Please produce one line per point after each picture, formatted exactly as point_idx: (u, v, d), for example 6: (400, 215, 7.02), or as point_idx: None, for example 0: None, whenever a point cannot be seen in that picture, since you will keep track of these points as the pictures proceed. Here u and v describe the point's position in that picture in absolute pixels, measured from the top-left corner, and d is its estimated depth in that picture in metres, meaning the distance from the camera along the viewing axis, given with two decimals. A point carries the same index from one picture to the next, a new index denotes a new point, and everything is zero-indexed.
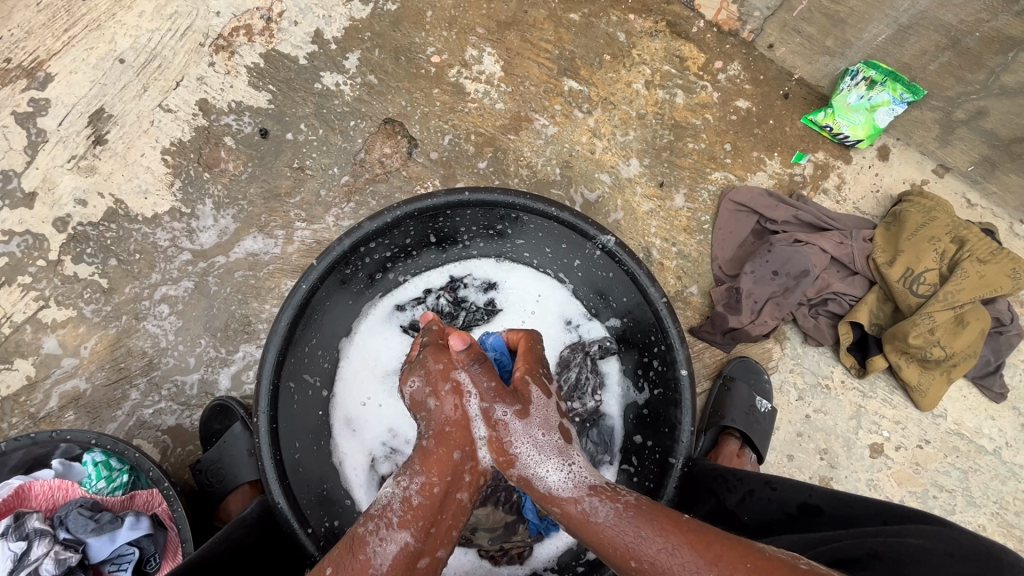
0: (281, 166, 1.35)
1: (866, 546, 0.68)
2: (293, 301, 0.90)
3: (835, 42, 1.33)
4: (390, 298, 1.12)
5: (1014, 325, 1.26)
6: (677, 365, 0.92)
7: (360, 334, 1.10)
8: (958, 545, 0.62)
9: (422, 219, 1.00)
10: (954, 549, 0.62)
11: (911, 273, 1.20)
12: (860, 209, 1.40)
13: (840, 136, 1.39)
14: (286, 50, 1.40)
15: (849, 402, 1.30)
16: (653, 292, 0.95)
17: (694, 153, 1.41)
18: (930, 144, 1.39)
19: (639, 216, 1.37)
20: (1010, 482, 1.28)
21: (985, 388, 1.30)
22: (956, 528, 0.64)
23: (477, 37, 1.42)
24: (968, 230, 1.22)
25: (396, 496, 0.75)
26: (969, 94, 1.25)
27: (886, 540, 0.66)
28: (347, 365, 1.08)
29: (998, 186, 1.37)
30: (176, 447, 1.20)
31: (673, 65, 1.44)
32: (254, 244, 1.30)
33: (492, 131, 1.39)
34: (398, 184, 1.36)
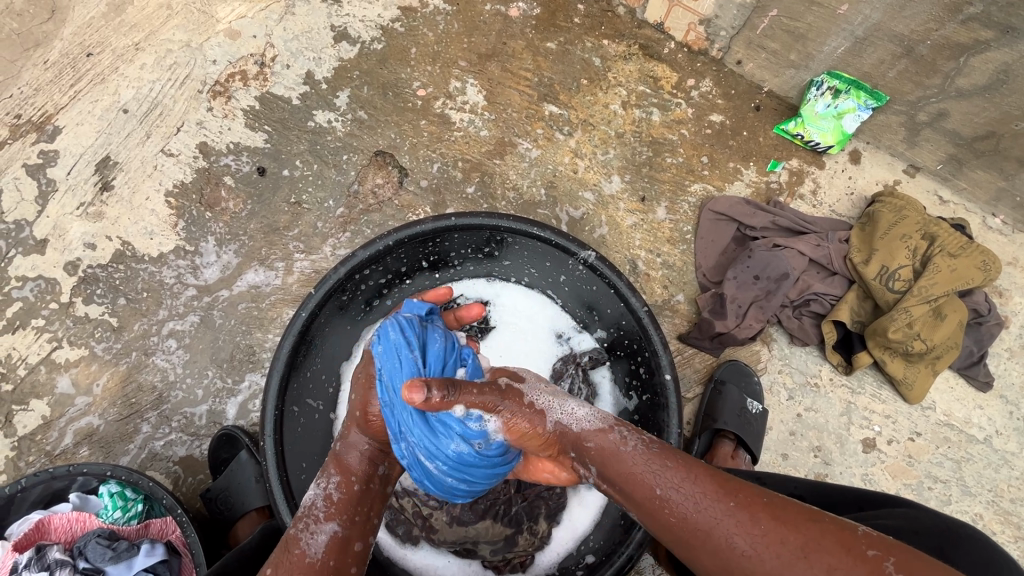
0: (279, 202, 1.42)
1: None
2: (294, 328, 0.95)
3: (798, 56, 1.40)
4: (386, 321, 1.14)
5: (992, 315, 1.30)
6: (662, 371, 0.97)
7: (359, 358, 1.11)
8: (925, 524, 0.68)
9: (413, 245, 1.05)
10: (920, 526, 0.68)
11: (886, 270, 1.25)
12: (837, 212, 1.46)
13: (812, 144, 1.46)
14: (280, 91, 1.48)
15: (839, 399, 1.33)
16: (635, 302, 1.00)
17: (672, 167, 1.47)
18: (899, 146, 1.45)
19: (623, 230, 1.42)
20: (1003, 469, 1.31)
21: (970, 378, 1.33)
22: (928, 511, 0.70)
23: (460, 70, 1.50)
24: (938, 226, 1.27)
25: (318, 495, 0.75)
26: (928, 97, 1.31)
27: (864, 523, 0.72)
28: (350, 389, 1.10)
29: (968, 182, 1.43)
30: (187, 476, 1.24)
31: (648, 85, 1.52)
32: (255, 277, 1.36)
33: (478, 157, 1.45)
34: (391, 213, 1.42)
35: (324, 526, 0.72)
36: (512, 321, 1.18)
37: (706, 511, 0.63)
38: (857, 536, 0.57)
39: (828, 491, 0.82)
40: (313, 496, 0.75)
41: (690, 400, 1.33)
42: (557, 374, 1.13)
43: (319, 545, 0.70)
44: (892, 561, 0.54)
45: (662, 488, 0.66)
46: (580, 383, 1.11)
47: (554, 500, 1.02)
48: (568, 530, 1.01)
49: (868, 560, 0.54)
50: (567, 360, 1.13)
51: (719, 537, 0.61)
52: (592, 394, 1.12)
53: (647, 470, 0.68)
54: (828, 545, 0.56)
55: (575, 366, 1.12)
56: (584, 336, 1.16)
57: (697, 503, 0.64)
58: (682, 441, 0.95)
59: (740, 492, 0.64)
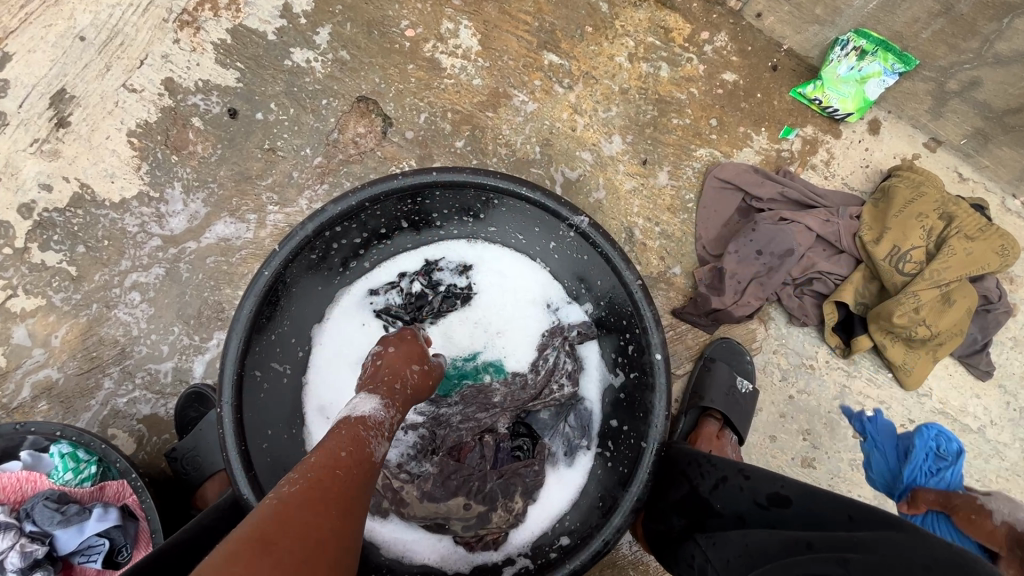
0: (251, 148, 1.31)
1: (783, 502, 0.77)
2: (256, 289, 0.86)
3: (824, 11, 1.27)
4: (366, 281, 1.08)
5: (1001, 303, 1.24)
6: (652, 350, 0.89)
7: (327, 324, 1.05)
8: (932, 555, 0.58)
9: (389, 203, 0.96)
10: (931, 559, 0.57)
11: (898, 250, 1.17)
12: (849, 185, 1.37)
13: (829, 110, 1.35)
14: (254, 25, 1.34)
15: (833, 382, 1.28)
16: (626, 275, 0.91)
17: (678, 129, 1.37)
18: (922, 117, 1.35)
19: (621, 195, 1.33)
20: (993, 460, 1.27)
21: (971, 366, 1.28)
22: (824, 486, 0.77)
23: (453, 9, 1.36)
24: (957, 205, 1.19)
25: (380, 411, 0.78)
26: (962, 63, 1.20)
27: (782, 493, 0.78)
28: (321, 353, 1.04)
29: (991, 159, 1.33)
30: (152, 436, 1.18)
31: (658, 37, 1.39)
32: (225, 229, 1.27)
33: (469, 108, 1.34)
34: (373, 165, 1.31)
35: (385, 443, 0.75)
36: (497, 289, 1.11)
37: None
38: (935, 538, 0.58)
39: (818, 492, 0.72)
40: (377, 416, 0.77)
41: (681, 377, 1.28)
42: (541, 346, 1.08)
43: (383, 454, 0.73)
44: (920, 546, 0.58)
45: None
46: (564, 358, 1.05)
47: (531, 478, 0.97)
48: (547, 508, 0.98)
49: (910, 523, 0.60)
50: (553, 333, 1.07)
51: None
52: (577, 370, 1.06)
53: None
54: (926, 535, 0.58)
55: (561, 339, 1.06)
56: (574, 307, 1.08)
57: None
58: (667, 425, 0.87)
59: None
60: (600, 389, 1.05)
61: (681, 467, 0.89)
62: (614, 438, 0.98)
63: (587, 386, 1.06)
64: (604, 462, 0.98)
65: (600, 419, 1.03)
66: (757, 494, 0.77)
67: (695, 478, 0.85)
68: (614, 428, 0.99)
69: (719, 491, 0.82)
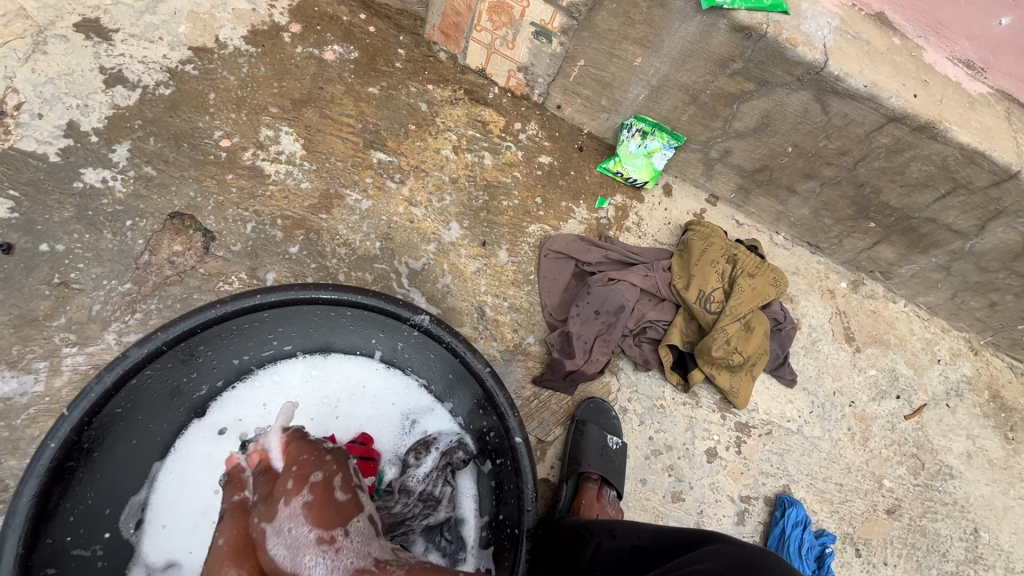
0: (36, 284, 1.12)
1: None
2: (39, 468, 0.72)
3: (608, 102, 1.50)
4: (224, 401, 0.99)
5: (788, 321, 1.51)
6: (512, 434, 0.92)
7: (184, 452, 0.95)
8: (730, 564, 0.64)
9: (211, 332, 0.88)
10: (725, 565, 0.64)
11: (704, 293, 1.39)
12: (659, 241, 1.58)
13: (630, 180, 1.57)
14: (29, 147, 1.20)
15: (682, 416, 1.42)
16: (476, 363, 0.94)
17: (509, 209, 1.48)
18: (700, 179, 1.63)
19: (467, 277, 1.39)
20: (814, 453, 1.49)
21: (780, 377, 1.51)
22: (734, 542, 0.66)
23: (270, 117, 1.37)
24: (738, 249, 1.46)
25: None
26: (715, 137, 1.48)
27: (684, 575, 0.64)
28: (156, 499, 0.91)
29: (755, 207, 1.64)
30: None
31: (477, 130, 1.53)
32: (3, 385, 1.05)
33: (301, 211, 1.31)
34: (195, 284, 1.20)
35: None
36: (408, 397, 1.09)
37: None
38: None
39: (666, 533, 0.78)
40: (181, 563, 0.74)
41: (552, 443, 1.32)
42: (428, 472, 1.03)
43: None
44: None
45: None
46: (442, 485, 1.01)
47: None
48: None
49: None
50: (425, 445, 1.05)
51: None
52: (453, 493, 1.02)
53: None
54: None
55: (433, 452, 1.04)
56: (439, 412, 1.09)
57: None
58: (538, 505, 0.90)
59: None
60: (477, 497, 1.04)
61: (567, 542, 0.89)
62: (493, 529, 0.99)
63: (464, 503, 1.04)
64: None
65: (476, 528, 1.02)
66: (624, 549, 0.82)
67: (576, 551, 0.87)
68: (492, 520, 1.00)
69: (597, 557, 0.84)
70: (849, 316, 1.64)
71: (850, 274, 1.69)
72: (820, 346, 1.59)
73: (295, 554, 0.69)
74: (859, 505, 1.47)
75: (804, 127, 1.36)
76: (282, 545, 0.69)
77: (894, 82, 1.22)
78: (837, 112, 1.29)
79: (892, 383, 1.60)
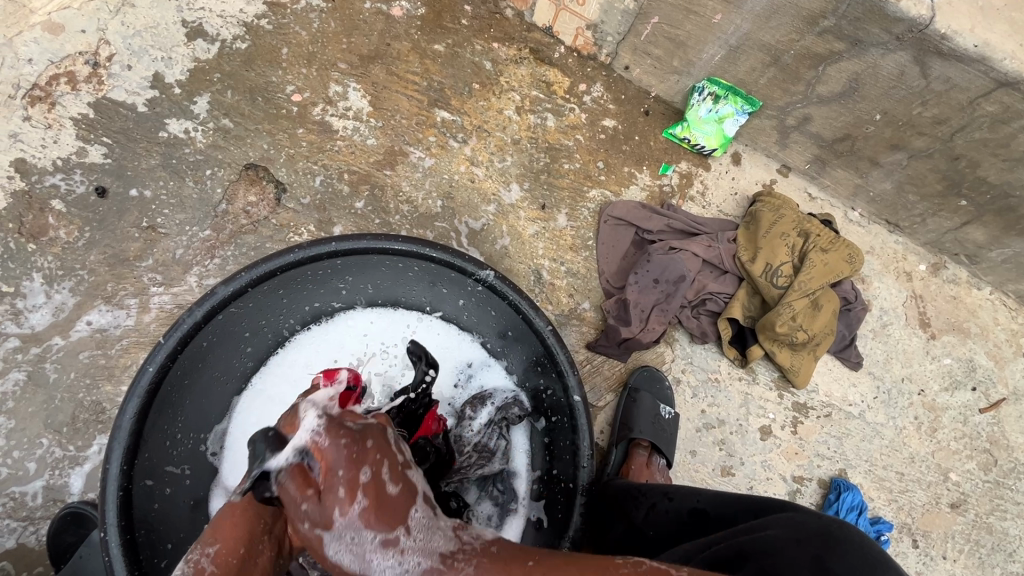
0: (127, 227, 1.20)
1: (735, 547, 0.65)
2: (139, 388, 0.79)
3: (680, 62, 1.44)
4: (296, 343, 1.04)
5: (858, 302, 1.43)
6: (570, 392, 0.93)
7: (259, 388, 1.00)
8: (805, 531, 0.63)
9: (288, 277, 0.92)
10: (799, 533, 0.62)
11: (770, 267, 1.34)
12: (724, 212, 1.52)
13: (698, 147, 1.51)
14: (120, 97, 1.27)
15: (737, 392, 1.39)
16: (538, 321, 0.95)
17: (570, 173, 1.46)
18: (773, 148, 1.54)
19: (525, 239, 1.38)
20: (876, 440, 1.43)
21: (844, 359, 1.45)
22: (809, 513, 0.65)
23: (340, 72, 1.38)
24: (811, 223, 1.39)
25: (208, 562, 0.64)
26: (795, 103, 1.39)
27: (752, 541, 0.64)
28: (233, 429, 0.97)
29: (831, 179, 1.54)
30: (20, 571, 1.01)
31: (541, 90, 1.50)
32: (99, 318, 1.14)
33: (366, 167, 1.34)
34: (268, 234, 1.25)
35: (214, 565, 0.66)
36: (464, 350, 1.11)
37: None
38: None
39: (729, 500, 0.78)
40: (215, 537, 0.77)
41: (603, 408, 1.33)
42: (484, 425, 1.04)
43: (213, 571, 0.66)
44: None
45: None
46: (497, 438, 1.03)
47: None
48: None
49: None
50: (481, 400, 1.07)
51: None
52: (507, 448, 1.04)
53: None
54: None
55: (488, 406, 1.05)
56: (495, 369, 1.10)
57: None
58: (594, 463, 0.91)
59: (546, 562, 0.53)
60: (529, 453, 1.06)
61: (619, 501, 0.90)
62: (546, 484, 1.01)
63: (517, 459, 1.05)
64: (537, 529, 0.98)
65: (528, 482, 1.04)
66: (681, 512, 0.82)
67: (630, 510, 0.87)
68: (545, 476, 1.02)
69: (652, 517, 0.85)
70: (927, 301, 1.54)
71: (931, 256, 1.58)
72: (892, 330, 1.51)
73: (357, 557, 0.52)
74: (920, 496, 1.41)
75: (898, 92, 1.25)
76: (342, 550, 0.52)
77: (1009, 42, 1.11)
78: (938, 75, 1.18)
79: (969, 374, 1.51)
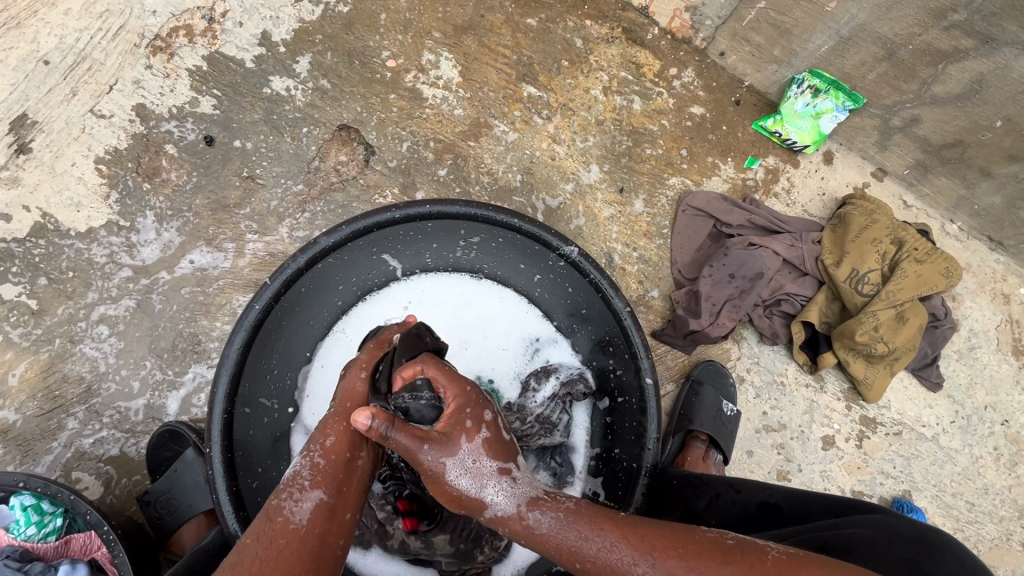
0: (229, 175, 1.28)
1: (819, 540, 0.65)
2: (247, 323, 0.86)
3: (781, 51, 1.38)
4: (377, 299, 1.08)
5: (947, 319, 1.35)
6: (643, 374, 0.94)
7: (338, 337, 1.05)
8: (897, 533, 0.62)
9: (381, 235, 0.97)
10: (892, 535, 0.62)
11: (857, 273, 1.28)
12: (809, 212, 1.46)
13: (789, 142, 1.45)
14: (231, 52, 1.34)
15: (802, 398, 1.35)
16: (618, 302, 0.95)
17: (651, 158, 1.43)
18: (870, 149, 1.46)
19: (600, 222, 1.38)
20: (947, 465, 1.36)
21: (923, 378, 1.38)
22: (899, 518, 0.65)
23: (433, 42, 1.41)
24: (906, 231, 1.31)
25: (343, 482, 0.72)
26: (903, 102, 1.31)
27: (835, 536, 0.64)
28: (315, 370, 1.03)
29: (932, 188, 1.45)
30: (121, 477, 1.12)
31: (630, 72, 1.47)
32: (201, 258, 1.23)
33: (451, 137, 1.37)
34: (355, 193, 1.31)
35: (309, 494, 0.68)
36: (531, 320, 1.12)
37: (619, 557, 0.62)
38: (766, 570, 0.57)
39: (803, 498, 0.77)
40: (295, 467, 0.71)
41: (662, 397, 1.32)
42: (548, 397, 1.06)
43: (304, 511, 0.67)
44: None
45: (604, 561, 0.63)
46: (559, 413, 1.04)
47: None
48: None
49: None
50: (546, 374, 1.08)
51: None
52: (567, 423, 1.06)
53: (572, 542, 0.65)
54: None
55: (553, 379, 1.07)
56: (561, 346, 1.11)
57: (644, 568, 0.60)
58: (660, 446, 0.93)
59: (630, 527, 0.64)
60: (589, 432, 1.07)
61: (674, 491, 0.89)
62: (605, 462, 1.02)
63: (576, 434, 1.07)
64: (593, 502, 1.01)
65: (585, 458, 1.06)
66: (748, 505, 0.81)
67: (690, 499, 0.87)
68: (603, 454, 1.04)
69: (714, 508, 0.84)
70: None
71: None
72: (979, 354, 1.42)
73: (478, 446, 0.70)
74: (989, 530, 1.34)
75: None
76: (463, 474, 0.68)
77: None
78: None
79: None
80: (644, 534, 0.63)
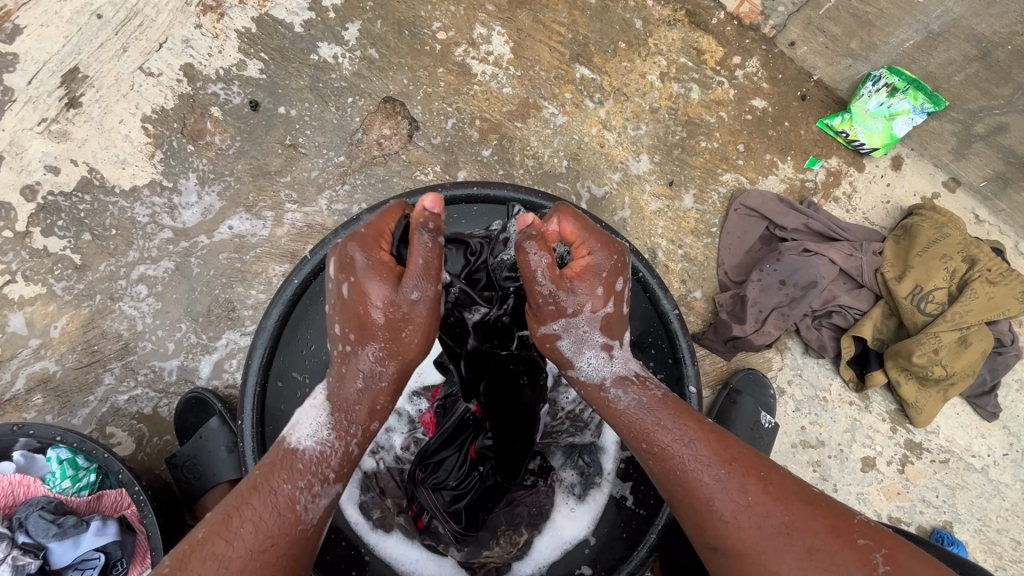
0: (272, 142, 1.27)
1: None
2: (285, 296, 0.86)
3: (859, 45, 1.28)
4: None
5: (1013, 346, 1.26)
6: (685, 382, 0.89)
7: None
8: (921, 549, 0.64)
9: None
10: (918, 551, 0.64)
11: (920, 290, 1.19)
12: (870, 220, 1.37)
13: (855, 143, 1.35)
14: (280, 15, 1.30)
15: (845, 415, 1.29)
16: (665, 303, 0.91)
17: (706, 152, 1.36)
18: (944, 157, 1.35)
19: (646, 215, 1.32)
20: (995, 500, 1.29)
21: (978, 406, 1.30)
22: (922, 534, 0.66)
23: (486, 14, 1.34)
24: (979, 248, 1.22)
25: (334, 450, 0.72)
26: (992, 108, 1.22)
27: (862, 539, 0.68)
28: None
29: (1009, 203, 1.34)
30: (152, 436, 1.14)
31: (690, 58, 1.39)
32: (240, 224, 1.23)
33: (498, 116, 1.32)
34: (396, 169, 1.28)
35: (328, 490, 0.70)
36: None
37: (693, 455, 0.70)
38: (852, 526, 0.64)
39: None
40: (325, 452, 0.72)
41: None
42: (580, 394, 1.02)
43: (320, 509, 0.70)
44: (883, 554, 0.62)
45: (685, 457, 0.71)
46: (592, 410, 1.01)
47: (535, 507, 0.97)
48: (573, 522, 0.97)
49: (858, 549, 0.62)
50: None
51: (702, 475, 0.69)
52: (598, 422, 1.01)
53: (657, 428, 0.73)
54: (820, 529, 0.63)
55: None
56: None
57: (721, 472, 0.68)
58: None
59: (714, 434, 0.72)
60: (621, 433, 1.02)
61: None
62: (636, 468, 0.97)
63: (607, 435, 1.01)
64: (618, 506, 0.97)
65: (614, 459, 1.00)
66: None
67: None
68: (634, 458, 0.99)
69: None
70: None
71: None
72: None
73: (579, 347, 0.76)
74: None
75: None
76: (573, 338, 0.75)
77: None
78: None
79: None
80: (729, 450, 0.70)
